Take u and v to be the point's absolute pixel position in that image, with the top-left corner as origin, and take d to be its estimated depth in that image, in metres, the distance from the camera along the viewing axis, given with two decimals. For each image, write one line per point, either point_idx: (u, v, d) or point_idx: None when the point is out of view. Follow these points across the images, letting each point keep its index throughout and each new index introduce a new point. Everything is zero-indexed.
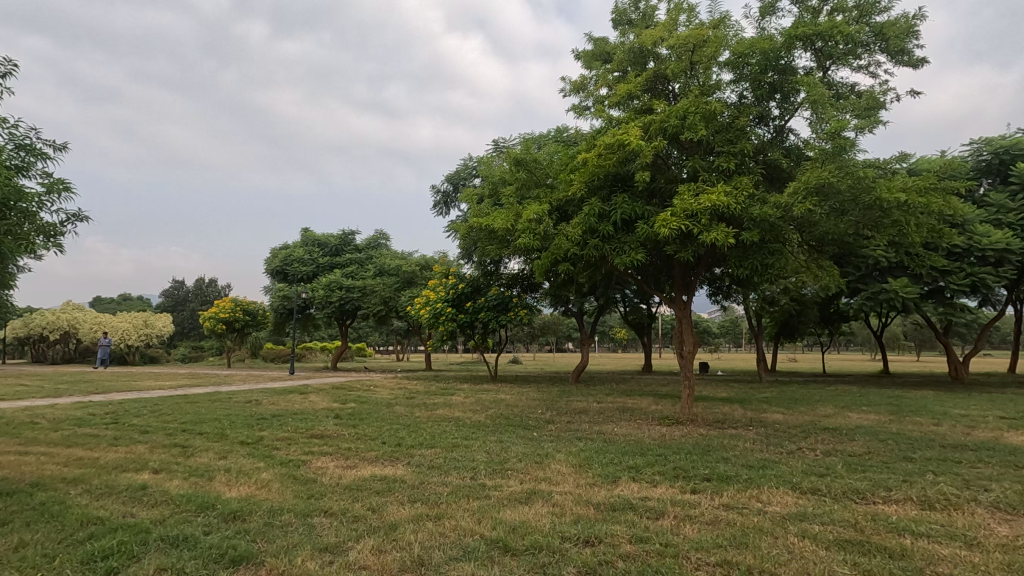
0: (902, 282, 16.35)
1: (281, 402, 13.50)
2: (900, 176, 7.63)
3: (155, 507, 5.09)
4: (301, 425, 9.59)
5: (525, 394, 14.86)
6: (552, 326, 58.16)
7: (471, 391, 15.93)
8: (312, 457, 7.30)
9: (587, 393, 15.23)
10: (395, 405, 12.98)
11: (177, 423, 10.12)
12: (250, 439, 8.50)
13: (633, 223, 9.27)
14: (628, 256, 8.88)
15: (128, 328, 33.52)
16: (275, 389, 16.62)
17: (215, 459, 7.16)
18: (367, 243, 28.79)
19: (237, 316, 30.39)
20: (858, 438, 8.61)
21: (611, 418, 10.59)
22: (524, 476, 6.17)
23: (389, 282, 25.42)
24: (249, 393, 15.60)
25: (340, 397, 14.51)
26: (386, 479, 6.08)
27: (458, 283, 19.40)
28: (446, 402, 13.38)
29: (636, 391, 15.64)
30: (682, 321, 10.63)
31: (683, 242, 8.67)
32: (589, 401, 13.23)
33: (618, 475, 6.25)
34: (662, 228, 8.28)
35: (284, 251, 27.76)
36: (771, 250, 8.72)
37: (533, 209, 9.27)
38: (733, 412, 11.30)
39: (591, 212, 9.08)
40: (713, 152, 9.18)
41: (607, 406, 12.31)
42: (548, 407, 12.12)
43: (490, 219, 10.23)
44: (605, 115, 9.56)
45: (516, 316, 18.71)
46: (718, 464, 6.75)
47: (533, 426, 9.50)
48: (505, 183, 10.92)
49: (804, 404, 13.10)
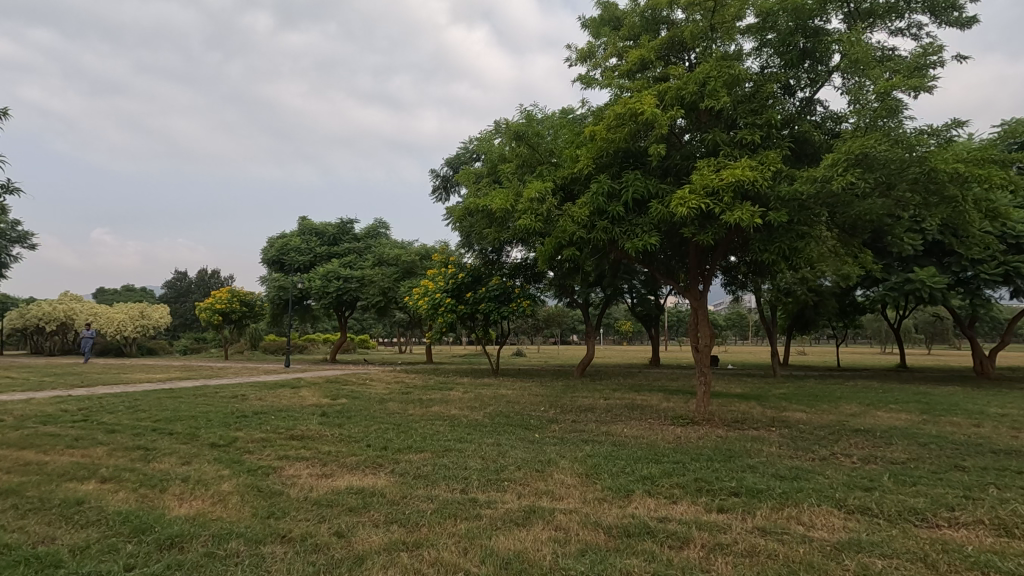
0: (930, 271, 15.40)
1: (268, 398, 12.72)
2: (952, 146, 6.71)
3: (81, 529, 4.29)
4: (282, 424, 8.80)
5: (528, 389, 14.03)
6: (557, 318, 57.36)
7: (471, 386, 15.10)
8: (285, 463, 6.50)
9: (593, 388, 14.39)
10: (389, 401, 12.20)
11: (149, 421, 9.35)
12: (222, 441, 7.71)
13: (645, 203, 8.41)
14: (641, 240, 8.00)
15: (124, 319, 32.94)
16: (266, 383, 15.88)
17: (176, 465, 6.39)
18: (366, 232, 27.97)
19: (234, 306, 29.68)
20: (896, 442, 7.75)
21: (620, 417, 9.75)
22: (522, 489, 5.35)
23: (388, 272, 24.61)
24: (237, 387, 14.84)
25: (332, 392, 13.73)
26: (361, 493, 5.25)
27: (458, 272, 18.54)
28: (443, 398, 12.57)
29: (645, 386, 14.81)
30: (697, 312, 9.77)
31: (702, 224, 7.81)
32: (595, 398, 12.40)
33: (631, 488, 5.41)
34: (679, 207, 7.40)
35: (281, 240, 26.96)
36: (800, 233, 7.83)
37: (535, 187, 8.40)
38: (752, 411, 10.45)
39: (600, 191, 8.20)
40: (735, 124, 8.28)
41: (615, 403, 11.47)
42: (551, 404, 11.29)
43: (488, 200, 9.36)
44: (615, 85, 8.65)
45: (518, 308, 17.86)
46: (744, 473, 5.90)
47: (535, 427, 8.68)
48: (505, 162, 10.03)
49: (827, 401, 12.23)
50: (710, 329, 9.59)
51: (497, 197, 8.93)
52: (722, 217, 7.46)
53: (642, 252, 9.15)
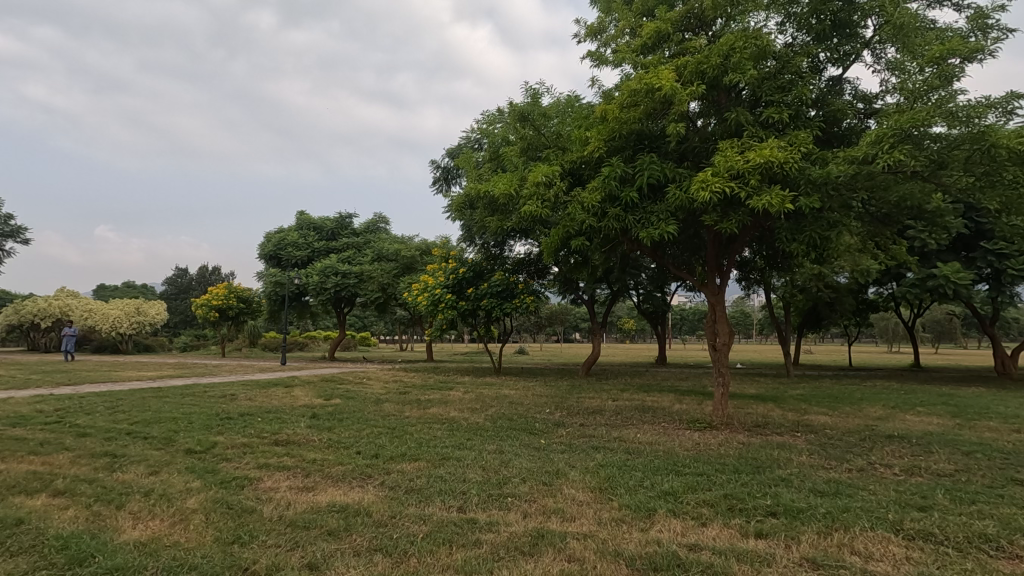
0: (954, 267, 14.71)
1: (258, 397, 12.08)
2: (1009, 123, 6.02)
3: (9, 558, 3.64)
4: (268, 428, 8.16)
5: (532, 389, 13.36)
6: (560, 316, 56.67)
7: (472, 386, 14.46)
8: (264, 473, 5.84)
9: (600, 389, 13.73)
10: (385, 401, 11.55)
11: (125, 423, 8.70)
12: (199, 447, 7.05)
13: (662, 189, 7.76)
14: (658, 228, 7.32)
15: (120, 316, 32.38)
16: (258, 382, 15.24)
17: (141, 475, 5.73)
18: (365, 226, 27.34)
19: (231, 303, 29.09)
20: (937, 451, 7.06)
21: (632, 421, 9.08)
22: (529, 508, 4.68)
23: (388, 268, 23.97)
24: (228, 386, 14.23)
25: (326, 392, 13.10)
26: (344, 513, 4.58)
27: (458, 267, 17.87)
28: (442, 399, 11.92)
29: (654, 387, 14.15)
30: (715, 308, 9.07)
31: (725, 211, 7.15)
32: (603, 399, 11.73)
33: (652, 506, 4.75)
34: (701, 191, 6.73)
35: (278, 235, 26.33)
36: (832, 221, 7.16)
37: (541, 170, 7.73)
38: (772, 414, 9.76)
39: (612, 175, 7.52)
40: (760, 103, 7.61)
41: (625, 405, 10.81)
42: (557, 406, 10.62)
43: (490, 187, 8.70)
44: (629, 61, 7.97)
45: (521, 304, 17.20)
46: (779, 488, 5.22)
47: (541, 432, 8.00)
48: (508, 147, 9.37)
49: (849, 403, 11.55)
50: (729, 327, 8.88)
51: (499, 183, 8.27)
52: (748, 202, 6.79)
53: (656, 242, 8.48)
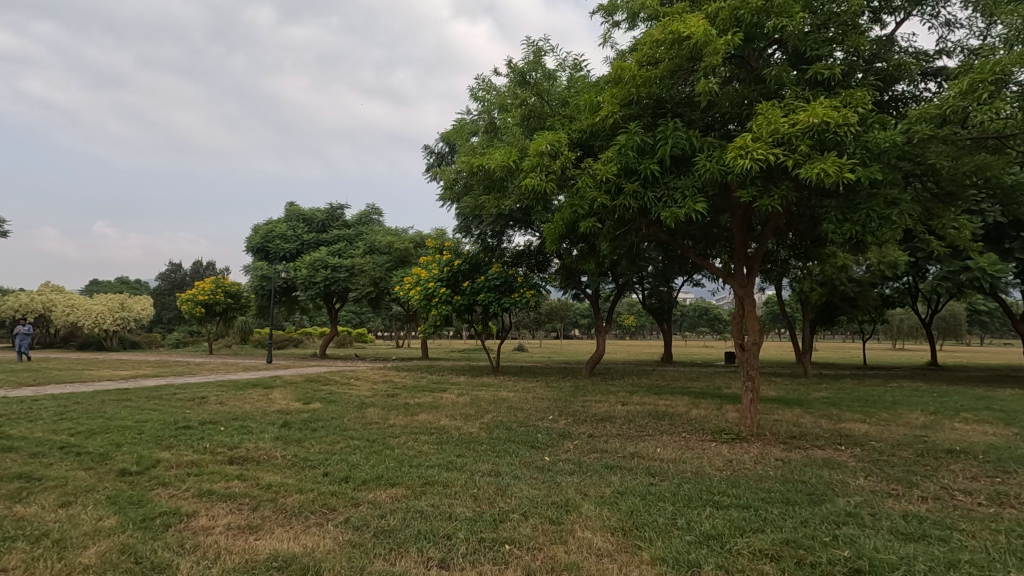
0: (991, 258, 13.58)
1: (229, 401, 10.92)
2: None
3: None
4: (226, 441, 7.01)
5: (532, 392, 12.21)
6: (561, 312, 55.50)
7: (468, 387, 13.33)
8: (200, 506, 4.68)
9: (606, 391, 12.60)
10: (369, 406, 10.40)
11: (64, 435, 7.51)
12: (136, 466, 5.90)
13: (687, 161, 6.64)
14: (685, 206, 6.19)
15: (103, 311, 31.17)
16: (236, 383, 14.06)
17: (47, 509, 4.58)
18: (358, 218, 26.18)
19: (217, 298, 27.93)
20: (1016, 471, 5.95)
21: (648, 431, 7.95)
22: (534, 563, 3.55)
23: (380, 261, 22.81)
24: (202, 387, 13.06)
25: (307, 395, 11.95)
26: (288, 571, 3.44)
27: (453, 259, 16.70)
28: (433, 403, 10.78)
29: (665, 389, 13.02)
30: (743, 302, 7.94)
31: (765, 184, 6.02)
32: (611, 403, 10.61)
33: (695, 558, 3.62)
34: (739, 160, 5.58)
35: (266, 227, 25.12)
36: (891, 197, 6.03)
37: (545, 138, 6.57)
38: (804, 423, 8.65)
39: (629, 145, 6.39)
40: (803, 59, 6.47)
41: (637, 411, 9.69)
42: (561, 412, 9.48)
43: (486, 161, 7.55)
44: (649, 10, 6.81)
45: (521, 299, 16.05)
46: (851, 530, 4.11)
47: (545, 447, 6.86)
48: (505, 118, 8.21)
49: (884, 408, 10.44)
50: (760, 324, 7.76)
51: (496, 156, 7.11)
52: (795, 173, 5.65)
53: (677, 225, 7.35)
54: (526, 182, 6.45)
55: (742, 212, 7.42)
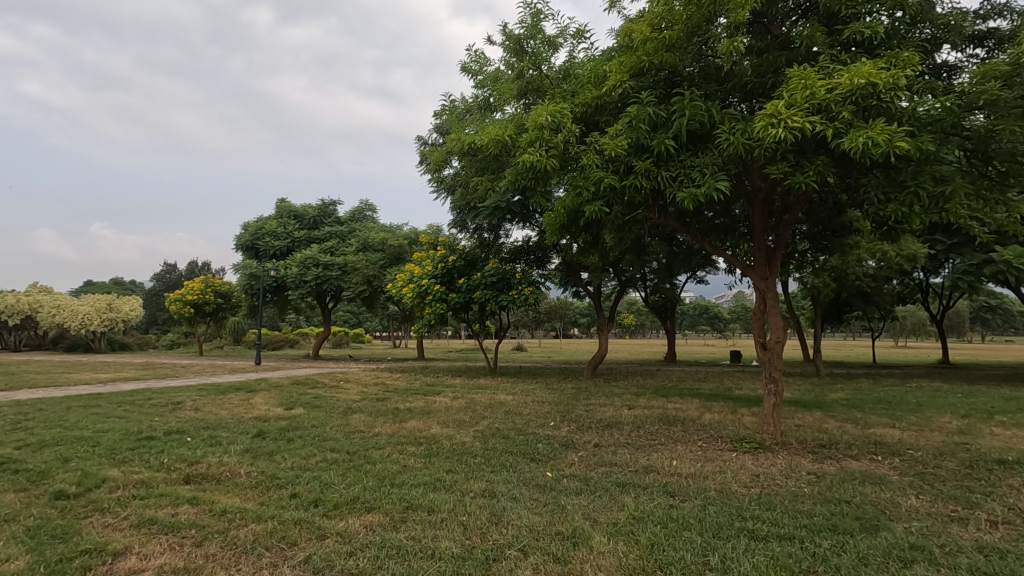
0: (1016, 251, 12.87)
1: (206, 406, 10.13)
2: None
3: None
4: (188, 454, 6.23)
5: (532, 395, 11.45)
6: (560, 311, 54.75)
7: (463, 390, 12.57)
8: (135, 540, 3.90)
9: (610, 393, 11.86)
10: (356, 412, 9.62)
11: (8, 448, 6.71)
12: (76, 486, 5.11)
13: (706, 136, 5.90)
14: (705, 185, 5.44)
15: (90, 312, 30.33)
16: (218, 387, 13.26)
17: None
18: (351, 215, 25.42)
19: (207, 298, 27.10)
20: None
21: (660, 440, 7.18)
22: None
23: (373, 258, 22.06)
24: (180, 391, 12.25)
25: (291, 399, 11.18)
26: None
27: (448, 255, 15.92)
28: (425, 408, 10.03)
29: (672, 391, 12.27)
30: (764, 296, 7.18)
31: (797, 160, 5.26)
32: (617, 407, 9.83)
33: None
34: (770, 130, 4.82)
35: (255, 224, 24.27)
36: (940, 174, 5.29)
37: (545, 108, 5.79)
38: (830, 429, 7.90)
39: (640, 117, 5.63)
40: (838, 20, 5.72)
41: (645, 416, 8.92)
42: (563, 418, 8.72)
43: (479, 138, 6.78)
44: None
45: (519, 296, 15.30)
46: (923, 570, 3.36)
47: (547, 460, 6.10)
48: (500, 94, 7.46)
49: (910, 411, 9.70)
50: (784, 321, 6.99)
51: (490, 131, 6.34)
52: (834, 146, 4.90)
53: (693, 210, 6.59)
54: (523, 157, 5.68)
55: (764, 195, 6.68)
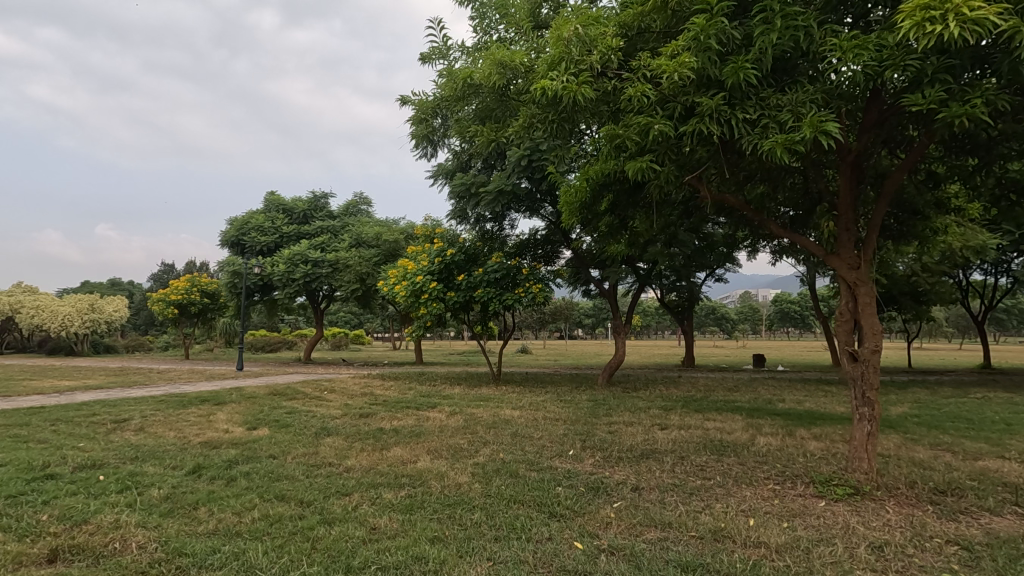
0: None
1: (152, 425, 8.45)
2: None
3: None
4: (80, 508, 4.53)
5: (542, 411, 9.72)
6: (563, 312, 52.82)
7: (462, 403, 10.86)
8: None
9: (634, 407, 10.17)
10: (331, 433, 7.95)
11: None
12: None
13: (795, 67, 4.26)
14: (805, 127, 3.78)
15: (70, 313, 28.75)
16: (181, 399, 11.58)
17: None
18: (343, 208, 23.81)
19: (191, 298, 25.44)
20: None
21: (719, 481, 5.47)
22: None
23: (367, 254, 20.51)
24: (134, 405, 10.58)
25: (258, 416, 9.48)
26: None
27: (446, 248, 14.22)
28: (415, 427, 8.34)
29: (707, 404, 10.54)
30: (853, 291, 5.41)
31: (948, 87, 3.57)
32: (648, 428, 8.13)
33: None
34: (925, 31, 3.12)
35: (241, 218, 22.59)
36: None
37: (574, 20, 4.12)
38: (932, 462, 6.17)
39: (709, 31, 3.95)
40: None
41: (686, 442, 7.21)
42: (583, 444, 7.04)
43: (481, 72, 5.15)
44: None
45: (526, 294, 13.60)
46: None
47: (573, 518, 4.41)
48: (510, 30, 5.80)
49: (1006, 433, 7.96)
50: (882, 325, 5.24)
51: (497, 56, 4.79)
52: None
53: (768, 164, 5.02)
54: (540, 80, 4.04)
55: (854, 155, 5.29)
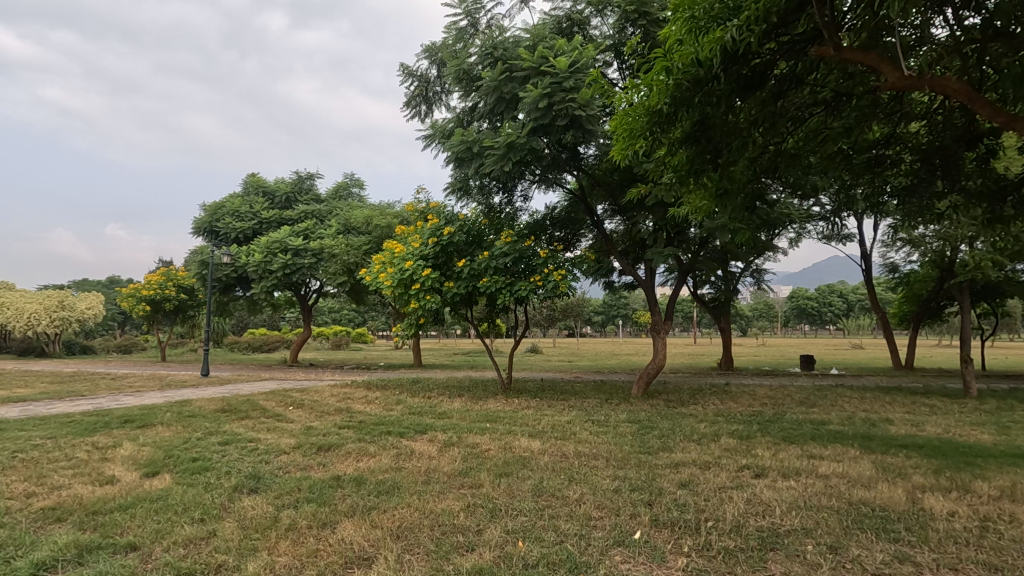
0: None
1: (5, 471, 5.75)
2: None
3: None
4: None
5: (572, 442, 6.95)
6: (573, 310, 50.02)
7: (461, 426, 8.14)
8: None
9: (697, 434, 7.39)
10: (259, 485, 5.26)
11: None
12: None
13: None
14: None
15: (37, 310, 26.30)
16: (96, 419, 8.89)
17: None
18: (332, 192, 21.21)
19: (165, 294, 22.85)
20: None
21: None
22: None
23: (356, 242, 17.87)
24: (22, 430, 7.93)
25: (177, 449, 6.78)
26: None
27: (442, 227, 11.38)
28: (388, 472, 5.65)
29: (794, 429, 7.76)
30: None
31: None
32: (737, 477, 5.38)
33: None
34: None
35: (215, 203, 19.93)
36: None
37: None
38: None
39: None
40: None
41: (815, 510, 4.46)
42: (654, 515, 4.32)
43: None
44: None
45: (545, 284, 10.77)
46: None
47: None
48: None
49: None
50: None
51: None
52: None
53: None
54: None
55: None
